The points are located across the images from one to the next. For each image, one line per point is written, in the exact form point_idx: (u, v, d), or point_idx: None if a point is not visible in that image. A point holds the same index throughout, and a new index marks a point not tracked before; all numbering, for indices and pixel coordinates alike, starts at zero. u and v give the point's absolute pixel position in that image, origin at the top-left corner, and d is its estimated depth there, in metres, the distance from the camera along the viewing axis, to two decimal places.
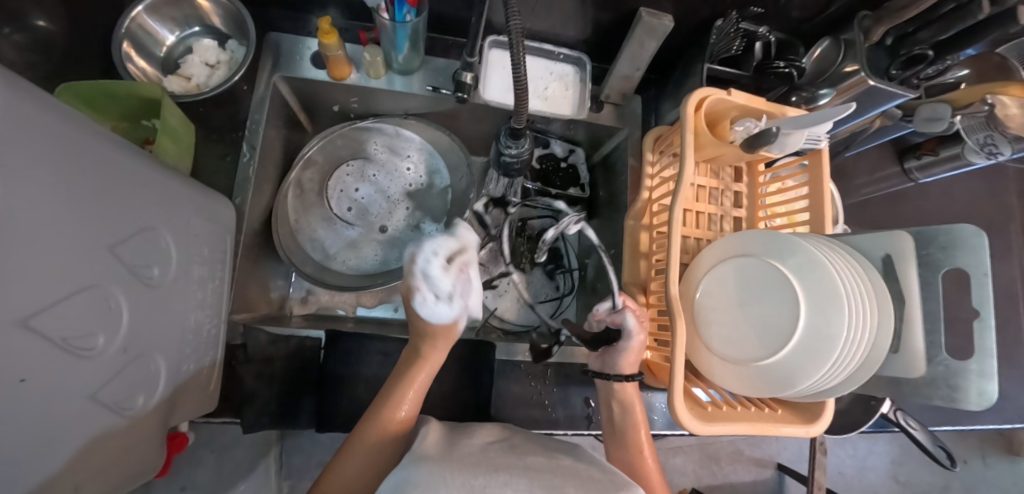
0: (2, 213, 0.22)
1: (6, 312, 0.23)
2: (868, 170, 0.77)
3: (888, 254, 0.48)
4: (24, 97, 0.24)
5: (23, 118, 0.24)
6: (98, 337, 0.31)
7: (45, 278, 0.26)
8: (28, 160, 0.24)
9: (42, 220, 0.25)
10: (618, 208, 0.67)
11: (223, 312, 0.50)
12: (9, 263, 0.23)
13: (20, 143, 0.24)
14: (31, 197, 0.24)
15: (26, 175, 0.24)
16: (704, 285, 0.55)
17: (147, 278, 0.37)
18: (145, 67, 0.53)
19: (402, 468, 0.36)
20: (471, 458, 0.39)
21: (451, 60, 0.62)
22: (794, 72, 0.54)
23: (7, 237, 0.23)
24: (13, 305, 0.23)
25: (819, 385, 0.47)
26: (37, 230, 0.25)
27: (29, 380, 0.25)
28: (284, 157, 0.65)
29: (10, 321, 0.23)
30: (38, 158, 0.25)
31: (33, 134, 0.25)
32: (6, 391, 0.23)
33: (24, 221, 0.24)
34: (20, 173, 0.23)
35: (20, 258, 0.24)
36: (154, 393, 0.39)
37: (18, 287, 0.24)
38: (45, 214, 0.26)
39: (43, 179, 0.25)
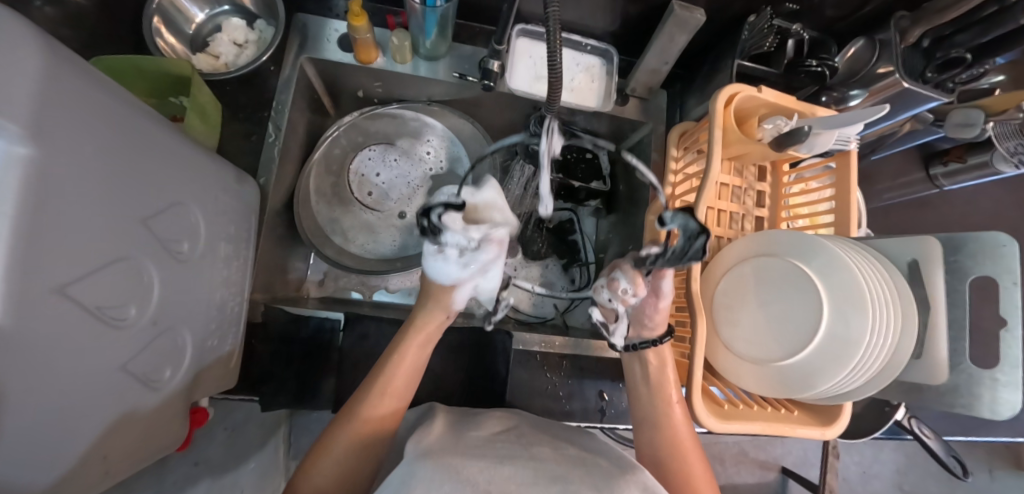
0: (44, 181, 0.23)
1: (45, 280, 0.23)
2: (893, 175, 0.76)
3: (914, 259, 0.48)
4: (63, 64, 0.24)
5: (62, 85, 0.24)
6: (130, 310, 0.31)
7: (79, 248, 0.26)
8: (67, 129, 0.24)
9: (77, 189, 0.25)
10: (639, 203, 0.67)
11: (245, 291, 0.51)
12: (48, 229, 0.23)
13: (58, 110, 0.24)
14: (67, 165, 0.24)
15: (66, 143, 0.24)
16: (724, 283, 0.55)
17: (178, 253, 0.37)
18: (174, 44, 0.53)
19: (414, 460, 0.37)
20: (486, 452, 0.39)
21: (478, 47, 0.61)
22: (826, 72, 0.53)
23: (50, 203, 0.23)
24: (55, 270, 0.24)
25: (837, 388, 0.47)
26: (72, 199, 0.25)
27: (62, 347, 0.25)
28: (307, 139, 0.65)
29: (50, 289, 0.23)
30: (76, 128, 0.25)
31: (73, 102, 0.25)
32: (46, 356, 0.24)
33: (62, 192, 0.24)
34: (59, 140, 0.24)
35: (57, 227, 0.24)
36: (180, 368, 0.39)
37: (57, 252, 0.24)
38: (80, 183, 0.26)
39: (81, 149, 0.25)
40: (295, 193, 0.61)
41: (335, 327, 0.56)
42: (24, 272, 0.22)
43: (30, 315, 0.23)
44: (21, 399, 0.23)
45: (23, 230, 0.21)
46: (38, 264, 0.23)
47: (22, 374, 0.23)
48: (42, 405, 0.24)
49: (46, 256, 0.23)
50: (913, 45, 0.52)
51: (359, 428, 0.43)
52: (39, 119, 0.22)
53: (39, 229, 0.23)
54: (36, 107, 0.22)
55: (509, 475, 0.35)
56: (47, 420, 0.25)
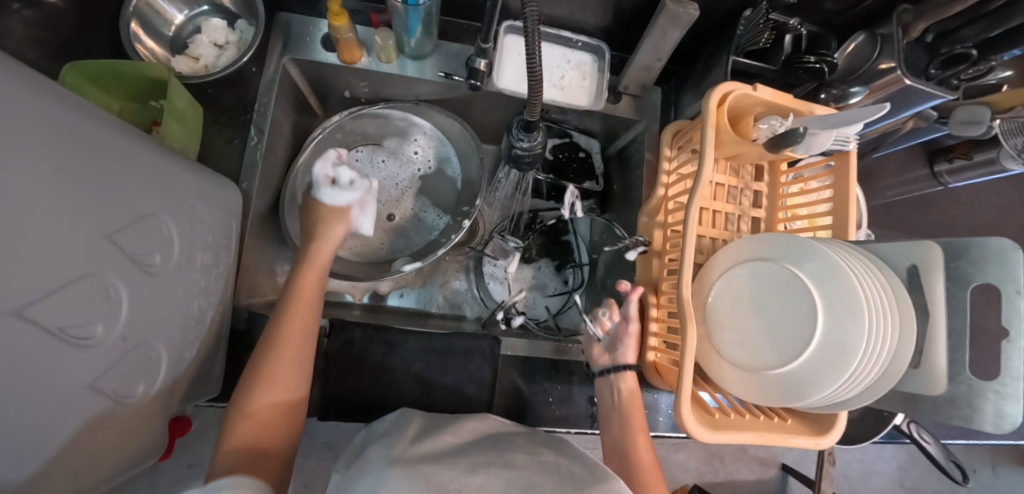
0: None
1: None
2: (897, 171, 0.74)
3: (914, 265, 0.46)
4: (15, 80, 0.23)
5: (16, 100, 0.23)
6: (97, 327, 0.31)
7: (37, 269, 0.25)
8: (21, 147, 0.23)
9: (34, 209, 0.25)
10: (633, 204, 0.65)
11: (227, 298, 0.50)
12: (2, 254, 0.22)
13: (11, 128, 0.23)
14: (22, 185, 0.24)
15: (20, 163, 0.23)
16: (717, 288, 0.54)
17: (148, 266, 0.36)
18: (153, 47, 0.52)
19: (382, 470, 0.36)
20: (461, 458, 0.38)
21: (465, 45, 0.60)
22: (825, 69, 0.51)
23: (3, 226, 0.22)
24: (10, 293, 0.23)
25: (833, 397, 0.45)
26: (29, 219, 0.24)
27: (20, 371, 0.25)
28: (293, 140, 0.64)
29: (5, 312, 0.23)
30: (30, 146, 0.24)
31: (30, 120, 0.24)
32: (5, 381, 0.23)
33: (18, 213, 0.23)
34: (12, 161, 0.23)
35: (12, 249, 0.23)
36: (155, 381, 0.39)
37: (12, 276, 0.23)
38: (37, 203, 0.25)
39: (38, 167, 0.25)
40: (281, 197, 0.60)
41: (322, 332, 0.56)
42: None
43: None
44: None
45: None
46: None
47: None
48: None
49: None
50: (917, 40, 0.49)
51: (278, 354, 0.41)
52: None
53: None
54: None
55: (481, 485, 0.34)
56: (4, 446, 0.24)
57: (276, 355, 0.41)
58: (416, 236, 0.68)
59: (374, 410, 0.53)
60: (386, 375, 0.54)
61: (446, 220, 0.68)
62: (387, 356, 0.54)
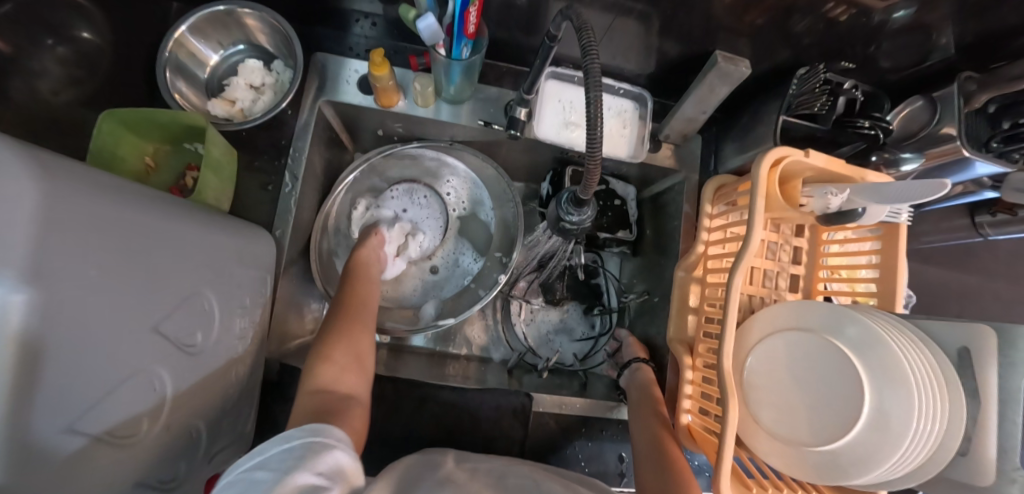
0: (41, 329, 0.21)
1: (53, 423, 0.23)
2: (937, 222, 0.72)
3: (965, 347, 0.45)
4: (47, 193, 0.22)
5: (56, 217, 0.22)
6: (142, 421, 0.30)
7: (81, 383, 0.24)
8: (63, 264, 0.23)
9: (77, 323, 0.24)
10: (668, 254, 0.64)
11: (260, 353, 0.49)
12: (43, 382, 0.22)
13: (53, 247, 0.22)
14: (63, 303, 0.23)
15: (61, 280, 0.23)
16: (756, 352, 0.52)
17: (189, 346, 0.35)
18: (189, 91, 0.51)
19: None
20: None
21: (504, 89, 0.58)
22: (879, 134, 0.49)
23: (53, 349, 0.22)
24: (59, 413, 0.23)
25: (877, 477, 0.44)
26: (71, 334, 0.23)
27: (60, 490, 0.24)
28: (324, 178, 0.62)
29: (54, 432, 0.23)
30: (72, 259, 0.24)
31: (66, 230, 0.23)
32: None
33: (59, 331, 0.23)
34: (53, 281, 0.22)
35: (55, 371, 0.22)
36: (193, 456, 0.38)
37: (58, 398, 0.22)
38: (78, 317, 0.24)
39: (79, 279, 0.24)
40: (312, 240, 0.59)
41: None
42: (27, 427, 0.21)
43: (29, 473, 0.21)
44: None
45: (18, 391, 0.20)
46: (41, 413, 0.22)
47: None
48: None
49: (48, 402, 0.22)
50: (979, 109, 0.48)
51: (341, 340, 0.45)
52: (36, 266, 0.21)
53: (34, 382, 0.21)
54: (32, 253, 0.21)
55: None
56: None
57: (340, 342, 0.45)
58: (448, 280, 0.67)
59: None
60: (417, 432, 0.53)
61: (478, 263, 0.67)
62: (419, 411, 0.54)
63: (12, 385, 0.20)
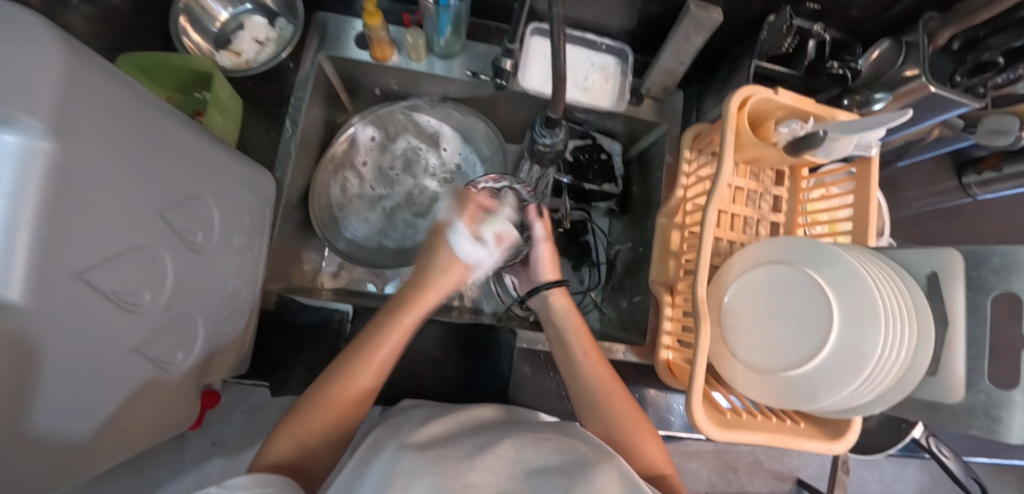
0: (64, 176, 0.24)
1: (64, 266, 0.26)
2: (925, 182, 0.72)
3: (934, 272, 0.46)
4: (82, 63, 0.25)
5: (83, 83, 0.25)
6: (143, 294, 0.33)
7: (95, 239, 0.28)
8: (88, 129, 0.26)
9: (96, 183, 0.27)
10: (652, 205, 0.66)
11: (258, 280, 0.52)
12: (65, 222, 0.25)
13: (79, 110, 0.25)
14: (86, 161, 0.26)
15: (85, 142, 0.26)
16: (733, 289, 0.54)
17: (192, 243, 0.39)
18: (200, 42, 0.56)
19: (389, 453, 0.37)
20: (464, 442, 0.40)
21: (492, 45, 0.62)
22: (848, 75, 0.52)
23: (71, 197, 0.25)
24: (70, 257, 0.26)
25: (846, 401, 0.45)
26: (91, 194, 0.27)
27: (75, 328, 0.27)
28: (324, 134, 0.66)
29: (66, 272, 0.26)
30: (94, 126, 0.27)
31: (95, 100, 0.27)
32: (65, 331, 0.26)
33: (82, 184, 0.26)
34: (80, 139, 0.25)
35: (76, 220, 0.26)
36: (192, 352, 0.41)
37: (72, 241, 0.26)
38: (97, 179, 0.28)
39: (100, 145, 0.27)
40: (310, 188, 0.62)
41: (344, 318, 0.56)
42: (48, 257, 0.24)
43: (49, 299, 0.25)
44: (40, 380, 0.25)
45: (45, 223, 0.23)
46: (59, 250, 0.25)
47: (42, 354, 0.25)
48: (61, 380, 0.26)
49: (64, 243, 0.25)
50: (944, 47, 0.49)
51: (328, 406, 0.41)
52: (61, 120, 0.24)
53: (59, 219, 0.24)
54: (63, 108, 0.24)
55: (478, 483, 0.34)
56: (63, 397, 0.27)
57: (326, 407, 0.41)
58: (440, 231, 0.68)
59: (391, 394, 0.56)
60: (404, 362, 0.56)
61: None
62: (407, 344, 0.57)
63: (38, 210, 0.23)
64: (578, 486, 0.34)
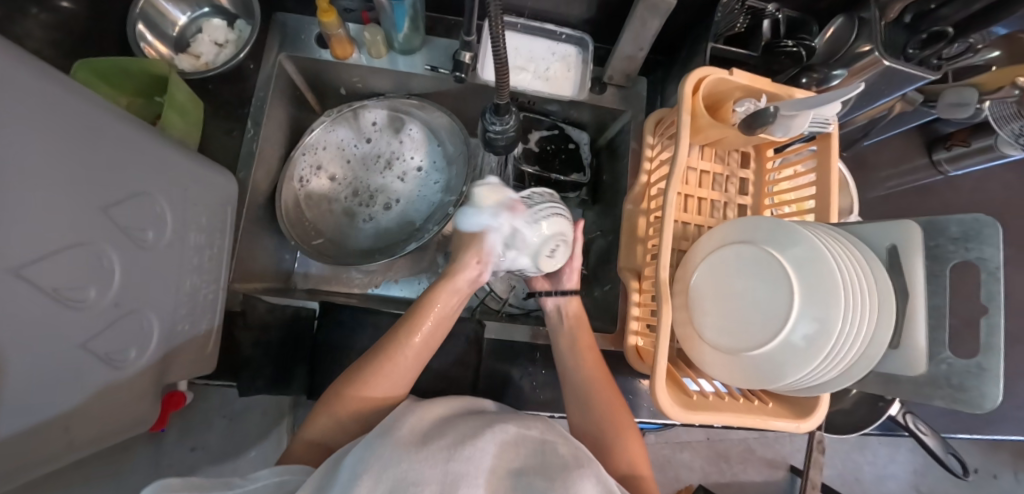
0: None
1: (2, 261, 0.26)
2: (894, 161, 0.72)
3: (894, 244, 0.45)
4: (15, 62, 0.26)
5: (14, 80, 0.26)
6: (89, 290, 0.33)
7: (34, 233, 0.28)
8: (18, 124, 0.26)
9: (34, 176, 0.27)
10: (621, 192, 0.66)
11: (221, 280, 0.53)
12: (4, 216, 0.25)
13: (9, 101, 0.25)
14: (19, 154, 0.26)
15: (18, 136, 0.26)
16: (700, 272, 0.54)
17: (140, 239, 0.39)
18: (159, 47, 0.56)
19: (366, 444, 0.36)
20: (448, 433, 0.39)
21: (452, 40, 0.62)
22: (803, 52, 0.52)
23: (10, 192, 0.25)
24: (11, 251, 0.26)
25: (811, 378, 0.45)
26: (26, 187, 0.27)
27: (17, 323, 0.27)
28: (290, 135, 0.67)
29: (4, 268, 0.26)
30: (29, 123, 0.27)
31: (30, 97, 0.27)
32: (8, 328, 0.26)
33: (19, 179, 0.26)
34: (13, 134, 0.25)
35: (14, 216, 0.26)
36: (147, 350, 0.41)
37: (12, 235, 0.26)
38: (34, 171, 0.27)
39: (35, 139, 0.27)
40: (277, 189, 0.62)
41: (312, 315, 0.58)
42: None
43: None
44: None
45: None
46: None
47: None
48: (5, 372, 0.26)
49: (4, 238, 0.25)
50: (895, 20, 0.50)
51: (349, 403, 0.43)
52: None
53: None
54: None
55: (454, 469, 0.32)
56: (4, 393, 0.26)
57: (350, 401, 0.43)
58: (410, 228, 0.67)
59: None
60: None
61: (444, 181, 0.68)
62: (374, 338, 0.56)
63: None
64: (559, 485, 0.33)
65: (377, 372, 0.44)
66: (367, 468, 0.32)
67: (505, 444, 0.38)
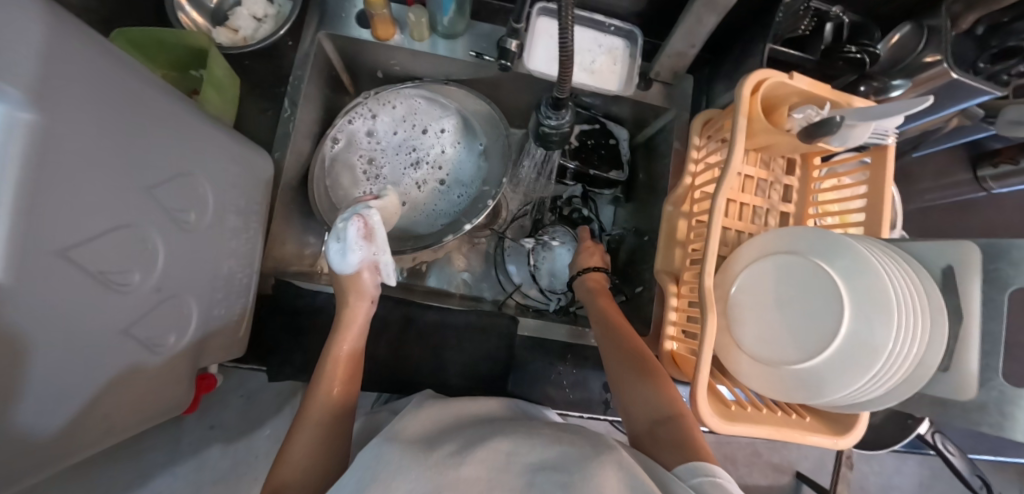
0: (50, 148, 0.23)
1: (48, 243, 0.24)
2: (938, 174, 0.70)
3: (949, 265, 0.44)
4: (64, 33, 0.24)
5: (60, 47, 0.24)
6: (133, 273, 0.33)
7: (82, 216, 0.27)
8: (66, 98, 0.24)
9: (79, 156, 0.26)
10: (658, 192, 0.65)
11: (255, 264, 0.52)
12: (50, 196, 0.24)
13: (57, 73, 0.24)
14: (67, 131, 0.25)
15: (66, 111, 0.24)
16: (740, 280, 0.52)
17: (182, 221, 0.38)
18: (196, 18, 0.54)
19: (374, 444, 0.36)
20: (458, 438, 0.38)
21: (497, 26, 0.60)
22: (866, 59, 0.49)
23: (54, 173, 0.24)
24: (56, 233, 0.25)
25: (852, 396, 0.44)
26: (74, 166, 0.26)
27: (65, 309, 0.26)
28: (324, 116, 0.65)
29: (51, 250, 0.25)
30: (79, 99, 0.25)
31: (74, 70, 0.25)
32: (50, 315, 0.25)
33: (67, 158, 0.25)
34: (60, 109, 0.24)
35: (59, 197, 0.25)
36: (186, 335, 0.41)
37: (59, 216, 0.25)
38: (82, 151, 0.26)
39: (82, 117, 0.26)
40: (309, 171, 0.61)
41: None
42: (30, 236, 0.23)
43: (32, 277, 0.23)
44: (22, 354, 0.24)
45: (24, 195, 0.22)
46: (44, 227, 0.24)
47: (19, 337, 0.23)
48: (48, 361, 0.25)
49: (51, 218, 0.24)
50: (966, 32, 0.48)
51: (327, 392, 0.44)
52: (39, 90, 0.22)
53: (42, 194, 0.23)
54: (43, 78, 0.22)
55: (466, 473, 0.31)
56: (50, 376, 0.26)
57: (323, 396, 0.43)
58: (440, 218, 0.66)
59: (388, 380, 0.55)
60: (402, 346, 0.56)
61: (465, 198, 0.66)
62: (406, 328, 0.56)
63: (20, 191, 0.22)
64: (579, 486, 0.30)
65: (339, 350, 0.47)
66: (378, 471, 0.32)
67: (519, 435, 0.36)
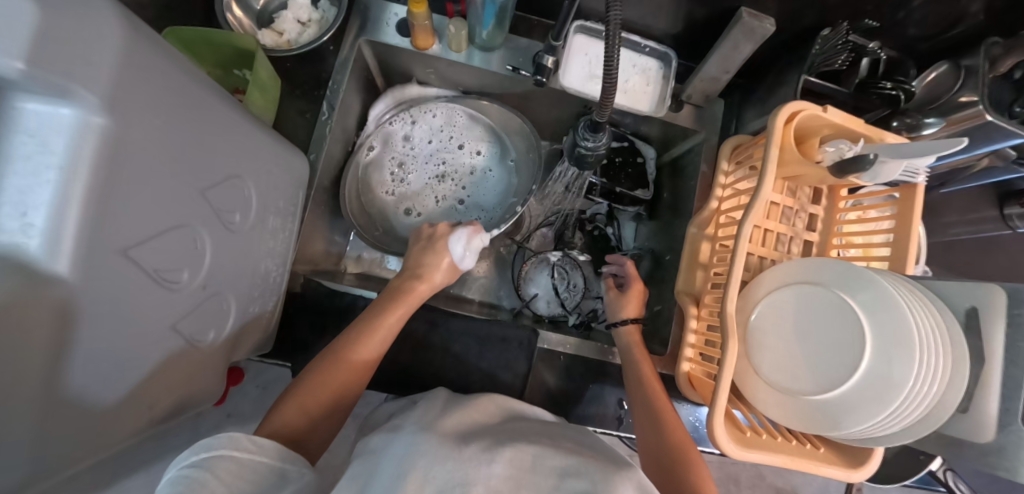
0: (122, 152, 0.24)
1: (110, 242, 0.26)
2: (963, 209, 0.70)
3: (974, 306, 0.45)
4: (145, 43, 0.25)
5: (141, 56, 0.25)
6: (183, 271, 0.34)
7: (143, 217, 0.28)
8: (141, 104, 0.26)
9: (147, 160, 0.27)
10: (682, 213, 0.65)
11: (288, 263, 0.53)
12: (117, 198, 0.25)
13: (138, 82, 0.25)
14: (139, 136, 0.26)
15: (140, 118, 0.26)
16: (761, 307, 0.52)
17: (229, 222, 0.39)
18: (242, 18, 0.56)
19: (412, 434, 0.35)
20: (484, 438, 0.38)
21: (533, 41, 0.61)
22: (901, 95, 0.50)
23: (122, 176, 0.25)
24: (119, 234, 0.26)
25: (869, 431, 0.45)
26: (141, 170, 0.27)
27: (122, 305, 0.28)
28: (357, 119, 0.67)
29: (113, 249, 0.26)
30: (151, 105, 0.27)
31: (152, 79, 0.26)
32: (106, 311, 0.26)
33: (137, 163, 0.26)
34: (135, 115, 0.25)
35: (125, 200, 0.26)
36: (224, 329, 0.42)
37: (122, 218, 0.26)
38: (149, 156, 0.27)
39: (153, 123, 0.27)
40: (343, 173, 0.62)
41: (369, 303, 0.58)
42: (96, 236, 0.24)
43: (93, 274, 0.25)
44: (82, 347, 0.25)
45: (95, 195, 0.23)
46: (109, 228, 0.25)
47: (78, 330, 0.24)
48: (102, 356, 0.26)
49: (115, 219, 0.25)
50: (1003, 76, 0.47)
51: (340, 368, 0.44)
52: (117, 95, 0.23)
53: (110, 196, 0.24)
54: (124, 86, 0.24)
55: (495, 470, 0.32)
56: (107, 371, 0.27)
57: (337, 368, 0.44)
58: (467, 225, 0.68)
59: (408, 383, 0.56)
60: (424, 351, 0.57)
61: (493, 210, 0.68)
62: (428, 332, 0.58)
63: (91, 193, 0.23)
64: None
65: (374, 328, 0.48)
66: (413, 460, 0.32)
67: (544, 448, 0.37)
